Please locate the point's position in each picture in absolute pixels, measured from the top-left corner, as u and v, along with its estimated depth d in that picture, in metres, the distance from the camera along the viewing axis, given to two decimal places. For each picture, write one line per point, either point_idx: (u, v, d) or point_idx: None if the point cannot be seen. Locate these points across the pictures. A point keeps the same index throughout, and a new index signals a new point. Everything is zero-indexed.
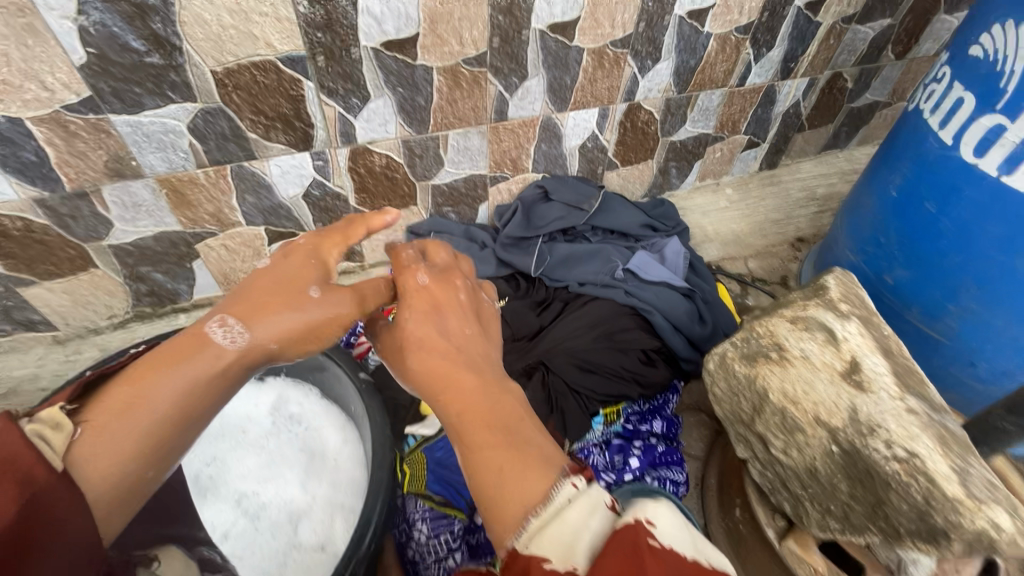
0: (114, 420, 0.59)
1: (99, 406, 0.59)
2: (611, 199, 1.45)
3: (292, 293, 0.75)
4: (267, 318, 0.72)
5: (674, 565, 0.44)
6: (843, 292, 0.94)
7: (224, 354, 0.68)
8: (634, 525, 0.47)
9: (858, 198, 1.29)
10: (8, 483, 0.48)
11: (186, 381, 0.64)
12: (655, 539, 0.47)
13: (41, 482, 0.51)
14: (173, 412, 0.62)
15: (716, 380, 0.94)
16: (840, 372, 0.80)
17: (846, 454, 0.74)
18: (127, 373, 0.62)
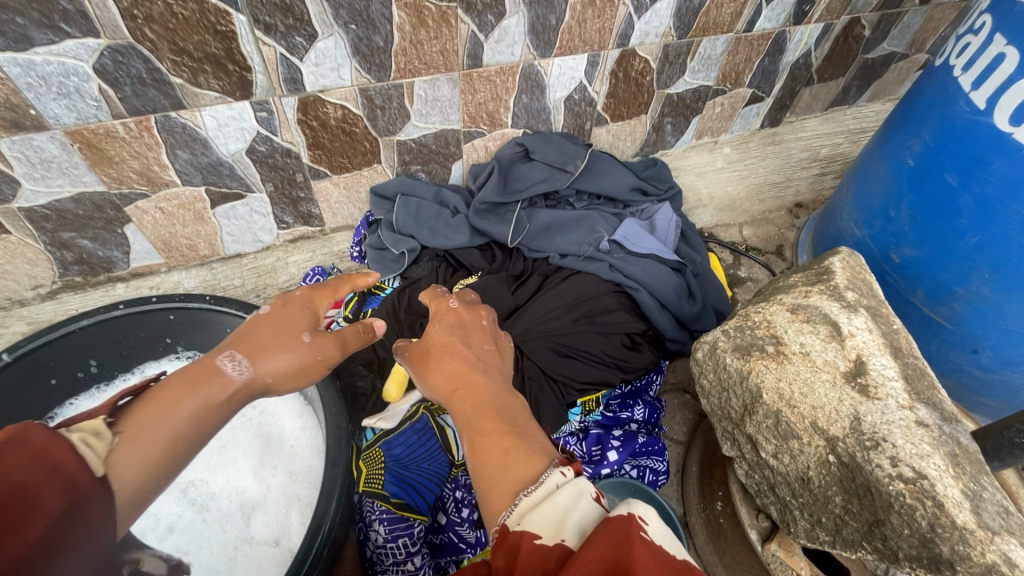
0: (145, 431, 0.62)
1: (131, 419, 0.62)
2: (598, 158, 1.30)
3: (288, 334, 0.77)
4: (267, 354, 0.74)
5: (664, 559, 0.43)
6: (850, 277, 0.82)
7: (231, 386, 0.70)
8: (627, 517, 0.46)
9: (869, 164, 1.17)
10: (56, 486, 0.53)
11: (196, 410, 0.66)
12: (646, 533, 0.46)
13: (83, 486, 0.56)
14: (183, 437, 0.64)
15: (704, 371, 0.87)
16: (843, 374, 0.71)
17: (844, 467, 0.67)
18: (152, 395, 0.65)
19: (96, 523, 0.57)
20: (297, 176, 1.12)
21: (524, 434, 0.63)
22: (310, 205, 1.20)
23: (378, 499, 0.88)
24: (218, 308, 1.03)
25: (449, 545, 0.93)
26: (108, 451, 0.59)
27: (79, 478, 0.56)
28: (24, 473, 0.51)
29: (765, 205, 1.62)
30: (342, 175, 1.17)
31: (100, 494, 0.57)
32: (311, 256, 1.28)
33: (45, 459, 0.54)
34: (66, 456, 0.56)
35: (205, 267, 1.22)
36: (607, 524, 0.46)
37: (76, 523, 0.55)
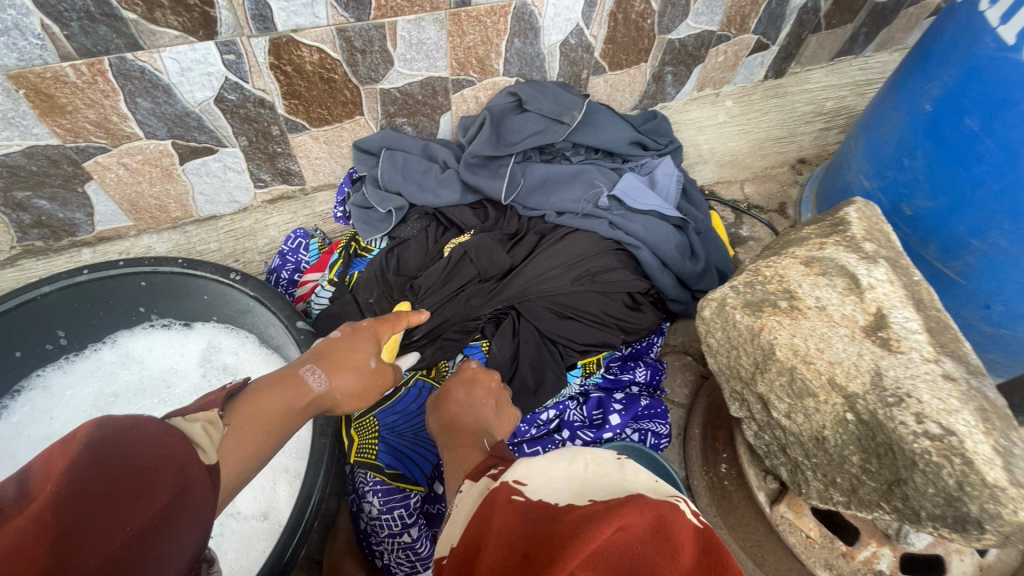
0: (249, 423, 0.59)
1: (238, 413, 0.59)
2: (595, 108, 1.22)
3: (356, 355, 0.74)
4: (341, 373, 0.71)
5: (526, 511, 0.45)
6: (866, 228, 0.79)
7: (310, 396, 0.67)
8: (496, 489, 0.49)
9: (881, 111, 1.11)
10: (168, 475, 0.45)
11: (282, 419, 0.63)
12: (519, 494, 0.47)
13: (193, 475, 0.48)
14: (270, 437, 0.61)
15: (711, 330, 0.81)
16: (863, 328, 0.67)
17: (864, 425, 0.64)
18: (248, 395, 0.63)
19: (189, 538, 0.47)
20: (272, 129, 1.04)
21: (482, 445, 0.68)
22: (288, 161, 1.12)
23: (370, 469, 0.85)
24: (191, 273, 0.96)
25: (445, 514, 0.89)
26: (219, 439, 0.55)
27: (189, 477, 0.48)
28: (141, 459, 0.44)
29: (767, 161, 1.54)
30: (322, 128, 1.09)
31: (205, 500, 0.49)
32: (292, 217, 1.21)
33: (162, 450, 0.46)
34: (185, 448, 0.49)
35: (178, 230, 1.14)
36: (482, 506, 0.48)
37: (171, 531, 0.45)
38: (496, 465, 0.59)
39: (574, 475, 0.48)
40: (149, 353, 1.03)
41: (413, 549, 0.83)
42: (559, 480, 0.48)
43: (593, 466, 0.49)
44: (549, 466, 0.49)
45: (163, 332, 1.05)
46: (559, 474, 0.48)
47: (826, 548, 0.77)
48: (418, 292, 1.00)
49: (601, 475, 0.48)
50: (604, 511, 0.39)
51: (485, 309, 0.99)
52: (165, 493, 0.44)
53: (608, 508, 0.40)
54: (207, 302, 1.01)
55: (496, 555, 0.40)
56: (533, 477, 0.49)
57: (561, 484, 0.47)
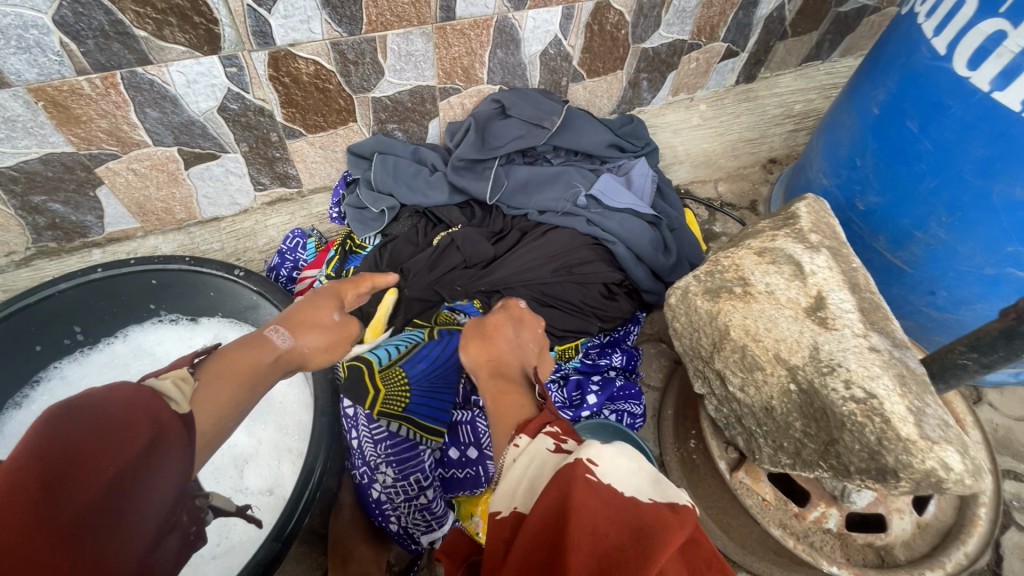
0: (222, 380, 0.73)
1: (209, 369, 0.74)
2: (575, 114, 1.31)
3: (320, 319, 0.89)
4: (310, 337, 0.86)
5: (604, 501, 0.52)
6: (814, 221, 0.88)
7: (278, 353, 0.82)
8: (573, 463, 0.55)
9: (837, 114, 1.21)
10: (144, 423, 0.59)
11: (254, 373, 0.78)
12: (592, 475, 0.54)
13: (162, 427, 0.62)
14: (243, 391, 0.75)
15: (677, 315, 0.90)
16: (805, 309, 0.76)
17: (804, 394, 0.72)
18: (219, 360, 0.76)
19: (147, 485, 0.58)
20: (271, 136, 1.11)
21: (533, 397, 0.75)
22: (286, 166, 1.19)
23: (395, 422, 0.92)
24: (198, 270, 1.03)
25: (470, 479, 0.97)
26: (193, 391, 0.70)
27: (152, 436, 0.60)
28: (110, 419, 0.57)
29: (740, 160, 1.64)
30: (318, 134, 1.16)
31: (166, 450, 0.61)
32: (290, 218, 1.28)
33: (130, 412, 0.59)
34: (153, 407, 0.62)
35: (183, 231, 1.21)
36: (557, 480, 0.54)
37: (147, 468, 0.58)
38: (553, 424, 0.65)
39: (636, 469, 0.56)
40: (160, 346, 1.09)
41: (429, 509, 0.91)
42: (623, 471, 0.55)
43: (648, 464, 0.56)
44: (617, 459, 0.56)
45: (171, 326, 1.11)
46: (625, 465, 0.55)
47: (780, 510, 0.86)
48: (407, 276, 1.07)
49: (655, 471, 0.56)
50: (674, 519, 0.50)
51: (470, 292, 1.06)
52: (142, 439, 0.58)
53: (681, 521, 0.50)
54: (214, 298, 1.08)
55: (586, 536, 0.49)
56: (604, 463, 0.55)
57: (625, 474, 0.55)
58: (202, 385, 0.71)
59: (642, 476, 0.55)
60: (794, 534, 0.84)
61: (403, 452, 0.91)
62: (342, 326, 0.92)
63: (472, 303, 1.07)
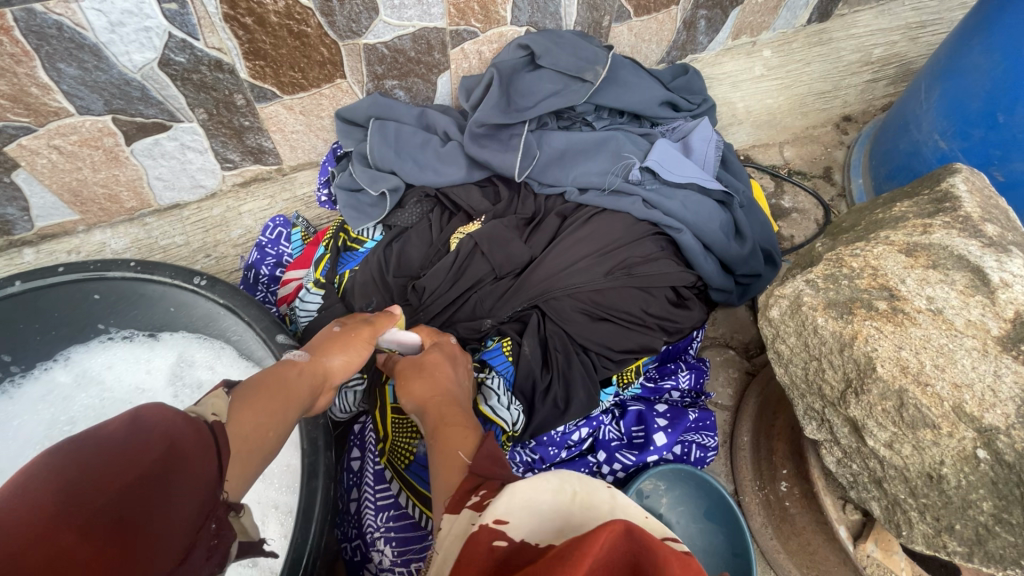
0: (261, 395, 0.56)
1: (247, 385, 0.56)
2: (620, 62, 1.03)
3: (324, 334, 0.72)
4: (331, 348, 0.69)
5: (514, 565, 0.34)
6: (981, 205, 0.63)
7: (301, 366, 0.64)
8: (475, 531, 0.37)
9: (961, 52, 0.92)
10: (157, 438, 0.40)
11: (292, 389, 0.60)
12: (504, 538, 0.36)
13: (183, 442, 0.42)
14: (282, 412, 0.57)
15: (783, 335, 0.66)
16: (997, 339, 0.53)
17: (1003, 466, 0.50)
18: (258, 379, 0.58)
19: (187, 503, 0.41)
20: (236, 99, 0.85)
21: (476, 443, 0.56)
22: (259, 137, 0.94)
23: (393, 481, 0.78)
24: (147, 279, 0.81)
25: None
26: (227, 412, 0.51)
27: (188, 437, 0.43)
28: (130, 426, 0.40)
29: (809, 119, 1.37)
30: (296, 95, 0.90)
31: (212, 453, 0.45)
32: (269, 202, 1.04)
33: (161, 416, 0.42)
34: (165, 411, 0.43)
35: (136, 222, 0.97)
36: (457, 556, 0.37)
37: (167, 498, 0.39)
38: (482, 490, 0.45)
39: (561, 511, 0.38)
40: (110, 372, 0.87)
41: None
42: (543, 516, 0.37)
43: (583, 495, 0.38)
44: (533, 486, 0.39)
45: (123, 346, 0.89)
46: (543, 501, 0.38)
47: None
48: (422, 295, 0.84)
49: (592, 507, 0.38)
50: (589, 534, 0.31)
51: (504, 312, 0.84)
52: (151, 455, 0.39)
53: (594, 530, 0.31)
54: (174, 313, 0.86)
55: None
56: (519, 512, 0.37)
57: (543, 512, 0.38)
58: (237, 405, 0.53)
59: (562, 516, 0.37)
60: None
61: (406, 531, 0.75)
62: (362, 327, 0.74)
63: (498, 345, 0.81)
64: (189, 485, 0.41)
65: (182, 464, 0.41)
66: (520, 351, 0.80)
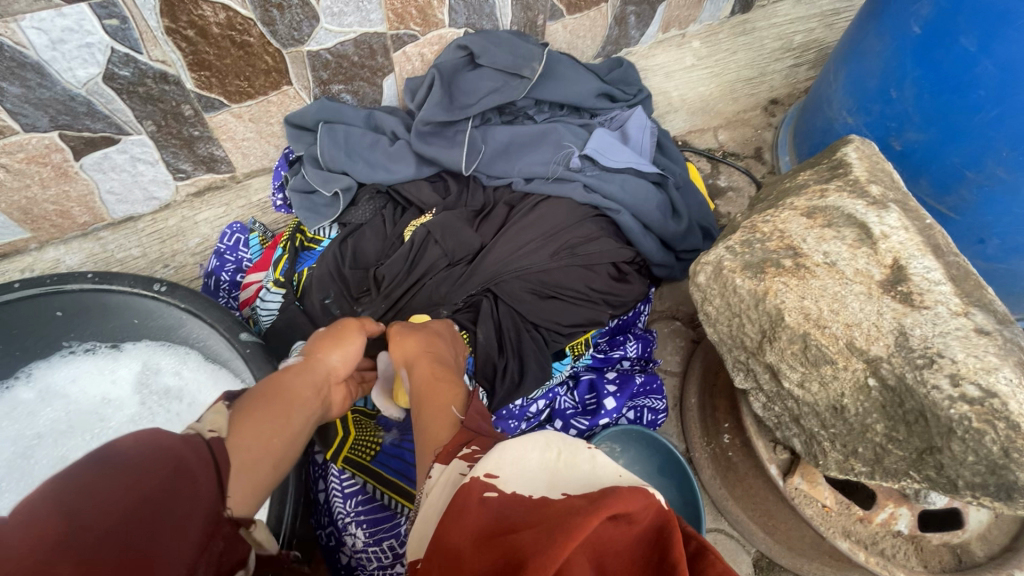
0: (260, 404, 0.60)
1: (248, 397, 0.61)
2: (557, 59, 1.09)
3: (316, 334, 0.76)
4: (326, 346, 0.74)
5: (506, 513, 0.39)
6: (869, 168, 0.71)
7: (298, 370, 0.68)
8: (467, 484, 0.43)
9: (862, 36, 1.02)
10: (161, 461, 0.44)
11: (292, 392, 0.65)
12: (494, 489, 0.41)
13: (188, 462, 0.46)
14: (284, 418, 0.61)
15: (709, 297, 0.72)
16: (879, 283, 0.60)
17: (889, 391, 0.57)
18: (260, 389, 0.63)
19: (188, 528, 0.44)
20: (183, 109, 0.87)
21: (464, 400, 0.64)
22: (210, 146, 0.95)
23: (357, 473, 0.81)
24: (105, 289, 0.83)
25: None
26: (228, 425, 0.56)
27: (189, 459, 0.47)
28: (140, 445, 0.44)
29: (739, 104, 1.47)
30: (243, 103, 0.93)
31: (212, 473, 0.48)
32: (225, 210, 1.06)
33: (162, 438, 0.46)
34: (164, 435, 0.46)
35: (91, 237, 0.97)
36: (451, 503, 0.43)
37: (165, 521, 0.42)
38: (471, 442, 0.53)
39: (548, 465, 0.43)
40: (74, 385, 0.88)
41: None
42: (533, 471, 0.43)
43: (564, 455, 0.44)
44: (523, 448, 0.44)
45: (86, 359, 0.90)
46: (531, 462, 0.43)
47: (843, 516, 0.73)
48: (382, 285, 0.89)
49: (575, 466, 0.43)
50: (590, 503, 0.36)
51: (459, 297, 0.88)
52: (157, 475, 0.43)
53: (595, 500, 0.36)
54: (137, 323, 0.88)
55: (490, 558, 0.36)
56: (506, 466, 0.43)
57: (535, 474, 0.42)
58: (237, 416, 0.57)
59: (553, 473, 0.42)
60: (862, 542, 0.73)
61: (375, 512, 0.79)
62: (350, 320, 0.77)
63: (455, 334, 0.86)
64: (191, 501, 0.44)
65: (183, 484, 0.45)
66: (476, 339, 0.85)
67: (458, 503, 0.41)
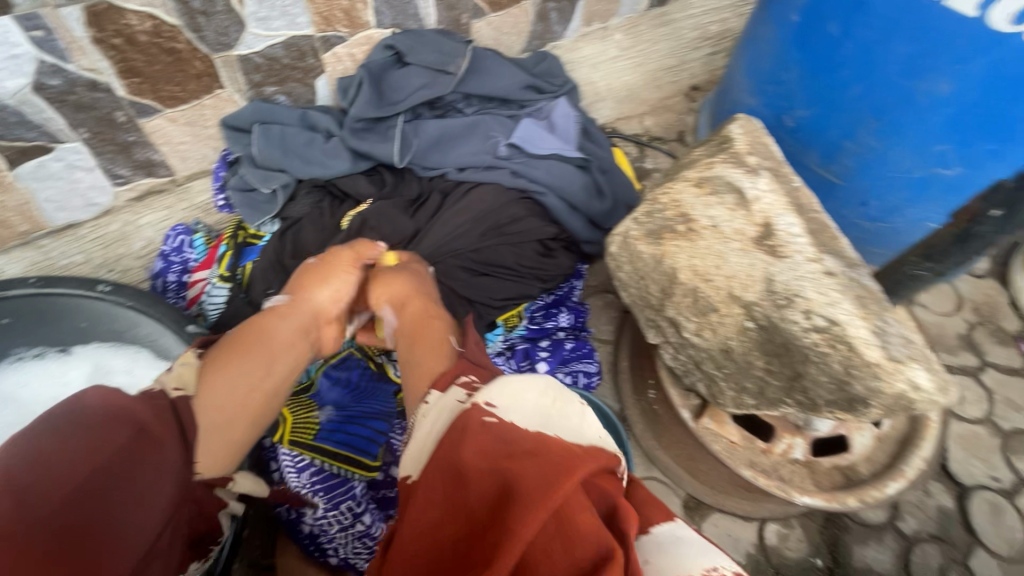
0: (237, 356, 0.71)
1: (227, 347, 0.71)
2: (483, 55, 1.15)
3: (304, 272, 0.86)
4: (312, 288, 0.83)
5: (503, 435, 0.47)
6: (750, 143, 0.80)
7: (278, 317, 0.78)
8: (468, 409, 0.50)
9: (757, 24, 1.12)
10: (126, 425, 0.57)
11: (270, 340, 0.75)
12: (492, 415, 0.49)
13: (150, 429, 0.59)
14: (260, 367, 0.72)
15: (621, 265, 0.81)
16: (752, 239, 0.68)
17: (762, 330, 0.67)
18: (242, 337, 0.74)
19: (148, 488, 0.57)
20: (117, 116, 0.90)
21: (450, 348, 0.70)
22: (147, 151, 0.98)
23: (304, 451, 0.86)
24: (51, 293, 0.88)
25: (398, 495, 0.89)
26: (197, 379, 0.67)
27: (151, 425, 0.60)
28: (107, 417, 0.57)
29: (662, 91, 1.60)
30: (177, 107, 0.96)
31: (173, 433, 0.61)
32: (168, 213, 1.08)
33: (122, 406, 0.58)
34: (123, 406, 0.59)
35: (31, 246, 0.99)
36: (455, 428, 0.50)
37: (130, 478, 0.56)
38: (469, 373, 0.59)
39: (542, 410, 0.50)
40: (24, 390, 0.88)
41: (369, 535, 0.85)
42: (528, 410, 0.50)
43: (557, 405, 0.51)
44: (522, 394, 0.51)
45: (36, 364, 0.90)
46: (528, 403, 0.51)
47: (747, 449, 0.84)
48: None
49: (567, 417, 0.50)
50: (582, 452, 0.45)
51: None
52: (120, 438, 0.56)
53: (586, 451, 0.45)
54: (86, 326, 0.90)
55: (484, 477, 0.44)
56: (505, 402, 0.50)
57: (528, 414, 0.50)
58: (208, 368, 0.68)
59: (547, 416, 0.49)
60: (764, 470, 0.83)
61: (329, 480, 0.85)
62: (332, 257, 0.86)
63: None
64: (153, 467, 0.58)
65: (143, 449, 0.58)
66: None
67: (461, 420, 0.50)
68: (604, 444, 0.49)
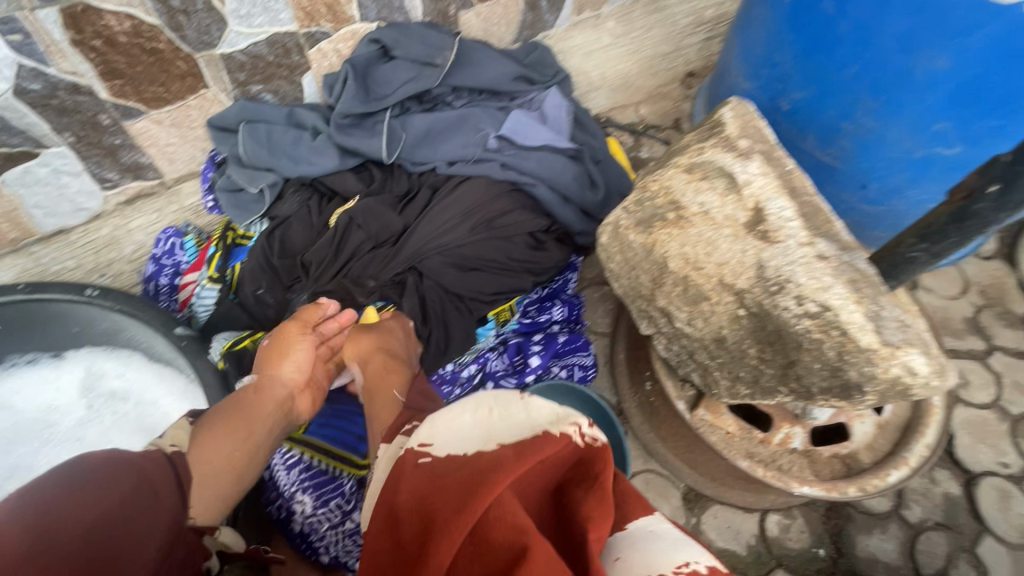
0: (221, 426, 0.72)
1: (210, 416, 0.73)
2: (472, 47, 1.13)
3: (270, 347, 0.87)
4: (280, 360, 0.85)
5: (438, 470, 0.43)
6: (742, 124, 0.72)
7: (255, 387, 0.80)
8: (403, 455, 0.47)
9: (750, 5, 1.10)
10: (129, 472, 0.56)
11: (252, 408, 0.77)
12: (426, 454, 0.45)
13: (150, 478, 0.59)
14: (246, 433, 0.73)
15: (611, 256, 0.79)
16: (744, 225, 0.66)
17: (753, 318, 0.66)
18: (222, 408, 0.75)
19: (153, 532, 0.56)
20: (101, 119, 0.90)
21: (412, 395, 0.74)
22: (134, 154, 0.98)
23: (294, 447, 0.88)
24: (42, 299, 0.85)
25: None
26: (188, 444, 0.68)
27: (150, 472, 0.59)
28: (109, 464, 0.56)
29: (658, 78, 1.56)
30: (162, 109, 0.95)
31: (173, 484, 0.61)
32: (158, 216, 1.08)
33: (126, 458, 0.58)
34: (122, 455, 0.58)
35: (23, 252, 1.00)
36: (390, 472, 0.47)
37: (133, 521, 0.54)
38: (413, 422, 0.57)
39: (482, 422, 0.45)
40: (19, 395, 0.91)
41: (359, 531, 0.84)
42: (465, 430, 0.45)
43: (496, 409, 0.46)
44: (456, 415, 0.47)
45: (28, 368, 0.92)
46: (464, 423, 0.46)
47: (746, 439, 0.82)
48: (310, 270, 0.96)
49: (510, 415, 0.45)
50: (516, 456, 0.40)
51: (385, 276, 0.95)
52: (126, 483, 0.55)
53: (519, 453, 0.40)
54: (76, 331, 0.90)
55: (415, 522, 0.41)
56: (440, 435, 0.46)
57: (468, 430, 0.45)
58: (199, 431, 0.70)
59: (487, 426, 0.44)
60: (762, 460, 0.81)
61: (318, 478, 0.86)
62: (289, 327, 0.88)
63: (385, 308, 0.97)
64: (153, 507, 0.57)
65: (146, 493, 0.57)
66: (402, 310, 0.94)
67: (398, 470, 0.46)
68: (558, 421, 0.44)
